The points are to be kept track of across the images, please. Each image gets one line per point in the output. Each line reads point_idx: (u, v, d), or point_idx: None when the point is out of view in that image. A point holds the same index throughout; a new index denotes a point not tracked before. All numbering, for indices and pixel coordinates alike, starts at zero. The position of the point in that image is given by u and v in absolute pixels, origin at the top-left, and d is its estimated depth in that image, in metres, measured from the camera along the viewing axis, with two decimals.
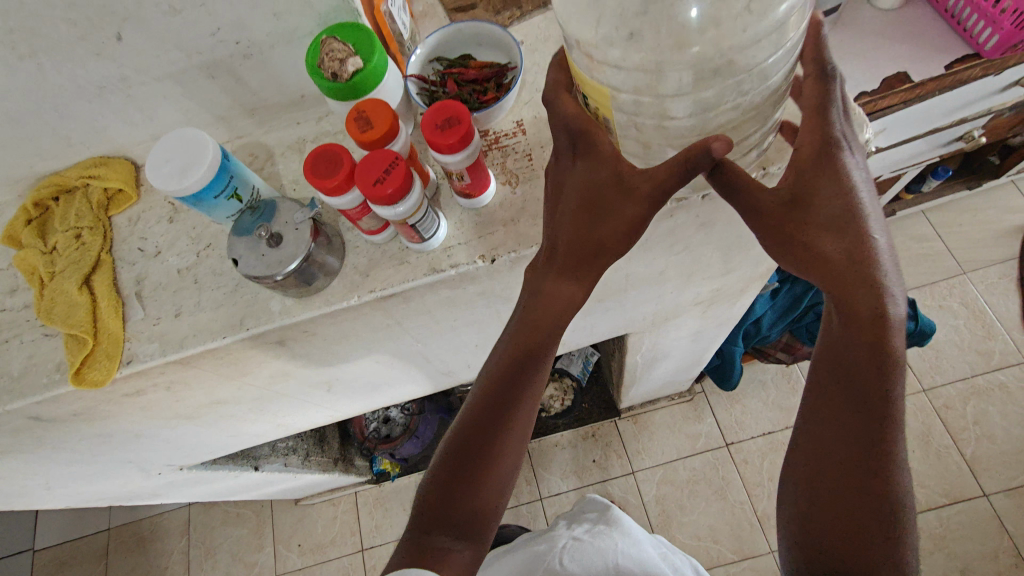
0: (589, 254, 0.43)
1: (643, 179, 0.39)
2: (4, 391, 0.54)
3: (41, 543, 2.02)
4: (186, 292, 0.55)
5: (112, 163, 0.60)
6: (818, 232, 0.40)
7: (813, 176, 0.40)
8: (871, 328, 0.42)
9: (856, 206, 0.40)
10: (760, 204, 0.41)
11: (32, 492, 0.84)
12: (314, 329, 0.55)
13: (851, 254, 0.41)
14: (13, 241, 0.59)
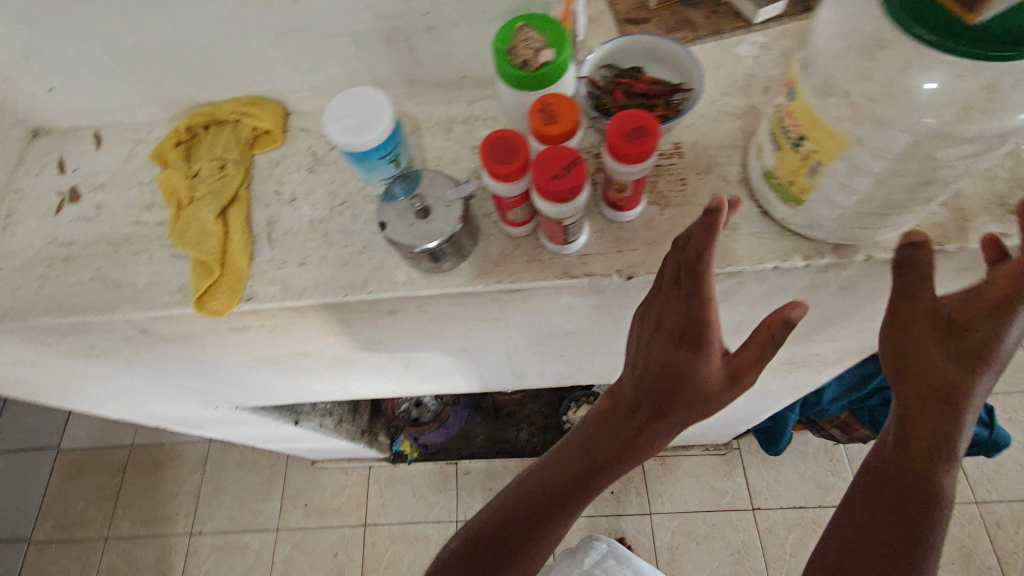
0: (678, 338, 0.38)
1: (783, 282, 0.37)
2: (127, 300, 0.55)
3: (65, 443, 2.10)
4: (313, 243, 0.56)
5: (265, 104, 0.61)
6: (952, 373, 0.36)
7: (963, 318, 0.37)
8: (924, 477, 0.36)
9: (972, 345, 0.36)
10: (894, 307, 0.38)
11: (100, 398, 0.87)
12: (426, 306, 0.55)
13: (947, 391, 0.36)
14: (159, 160, 0.61)
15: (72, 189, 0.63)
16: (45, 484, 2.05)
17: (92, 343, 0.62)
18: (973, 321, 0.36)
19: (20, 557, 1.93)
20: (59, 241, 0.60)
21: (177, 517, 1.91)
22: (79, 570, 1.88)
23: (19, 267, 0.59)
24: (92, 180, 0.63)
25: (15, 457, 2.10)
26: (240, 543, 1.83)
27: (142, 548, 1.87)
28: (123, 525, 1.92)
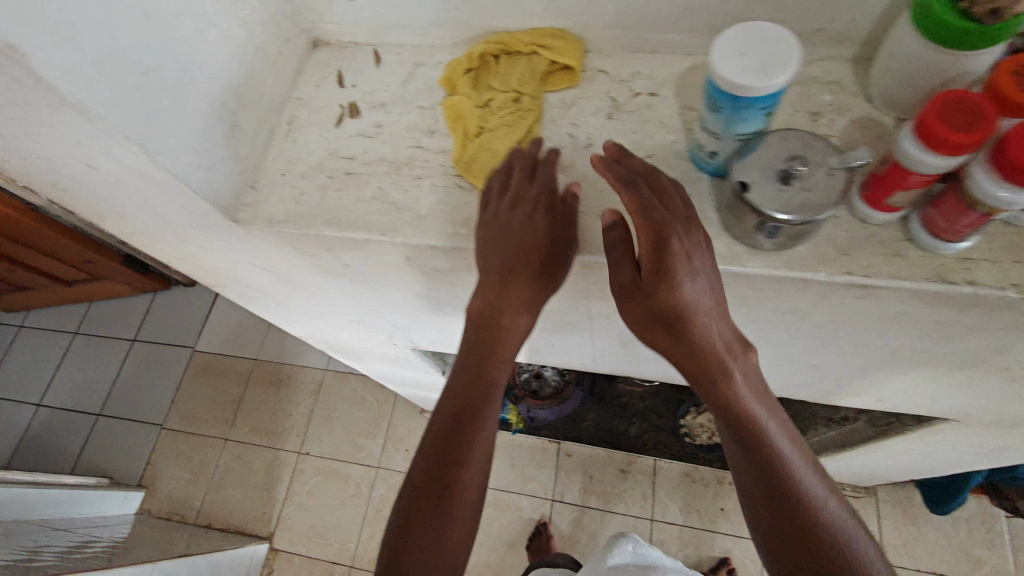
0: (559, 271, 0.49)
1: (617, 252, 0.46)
2: (411, 225, 0.54)
3: (201, 346, 2.28)
4: (613, 196, 0.51)
5: (568, 38, 0.56)
6: (669, 306, 0.43)
7: (650, 267, 0.43)
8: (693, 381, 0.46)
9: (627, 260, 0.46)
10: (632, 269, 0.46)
11: (300, 314, 0.90)
12: (731, 285, 0.49)
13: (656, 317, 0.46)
14: (447, 84, 0.59)
15: (352, 103, 0.62)
16: (179, 378, 2.24)
17: (349, 262, 0.61)
18: (677, 260, 0.42)
19: (153, 439, 2.14)
20: (340, 156, 0.59)
21: (289, 434, 2.03)
22: (200, 462, 2.05)
23: (302, 176, 0.59)
24: (371, 98, 0.62)
25: (157, 350, 2.31)
26: (343, 472, 1.92)
27: (256, 456, 2.01)
28: (241, 431, 2.07)
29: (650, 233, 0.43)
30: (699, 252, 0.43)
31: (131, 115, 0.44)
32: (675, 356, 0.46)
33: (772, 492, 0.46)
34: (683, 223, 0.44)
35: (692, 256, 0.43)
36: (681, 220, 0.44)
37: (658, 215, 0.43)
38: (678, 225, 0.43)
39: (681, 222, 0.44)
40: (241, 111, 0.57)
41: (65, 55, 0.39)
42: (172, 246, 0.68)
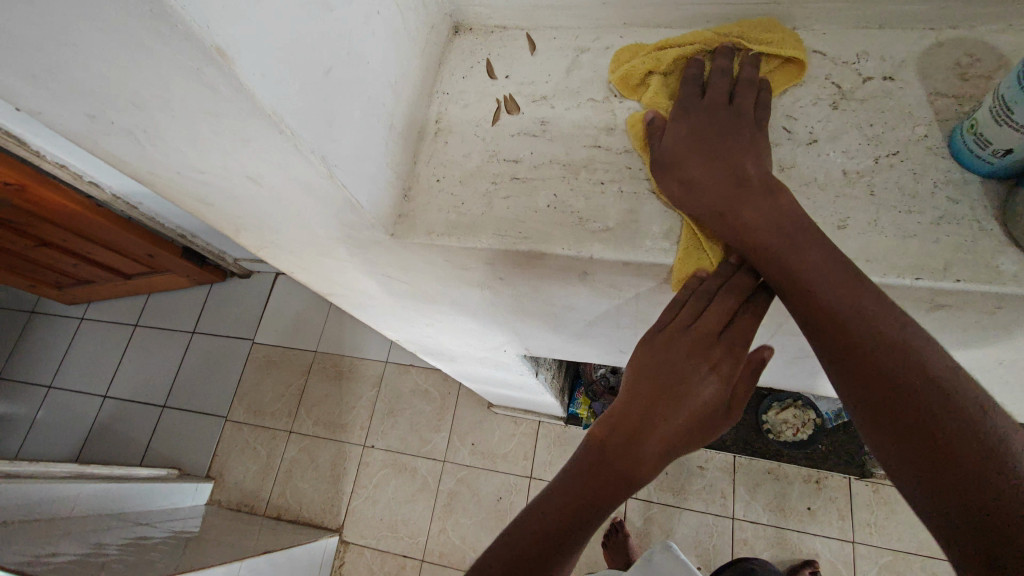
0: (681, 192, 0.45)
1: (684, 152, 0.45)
2: (599, 237, 0.47)
3: (260, 338, 2.28)
4: (852, 202, 0.43)
5: (784, 31, 0.48)
6: (690, 206, 0.44)
7: (723, 174, 0.44)
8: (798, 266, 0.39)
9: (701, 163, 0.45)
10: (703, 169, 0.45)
11: (410, 322, 0.85)
12: (1004, 310, 0.41)
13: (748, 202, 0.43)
14: (631, 91, 0.52)
15: (509, 98, 0.55)
16: (240, 370, 2.25)
17: (508, 275, 0.55)
18: (686, 160, 0.45)
19: (218, 430, 2.16)
20: (503, 158, 0.53)
21: (353, 427, 2.02)
22: (267, 454, 2.07)
23: (460, 181, 0.53)
24: (531, 91, 0.55)
25: (217, 342, 2.32)
26: (410, 466, 1.90)
27: (322, 448, 2.01)
28: (306, 424, 2.08)
29: (677, 152, 0.46)
30: (716, 151, 0.45)
31: (314, 123, 0.39)
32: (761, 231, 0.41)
33: (866, 373, 0.36)
34: (699, 131, 0.46)
35: (709, 160, 0.45)
36: (693, 128, 0.47)
37: (678, 134, 0.47)
38: (684, 131, 0.47)
39: (699, 133, 0.46)
40: (395, 110, 0.51)
41: (264, 58, 0.33)
42: (302, 257, 0.63)
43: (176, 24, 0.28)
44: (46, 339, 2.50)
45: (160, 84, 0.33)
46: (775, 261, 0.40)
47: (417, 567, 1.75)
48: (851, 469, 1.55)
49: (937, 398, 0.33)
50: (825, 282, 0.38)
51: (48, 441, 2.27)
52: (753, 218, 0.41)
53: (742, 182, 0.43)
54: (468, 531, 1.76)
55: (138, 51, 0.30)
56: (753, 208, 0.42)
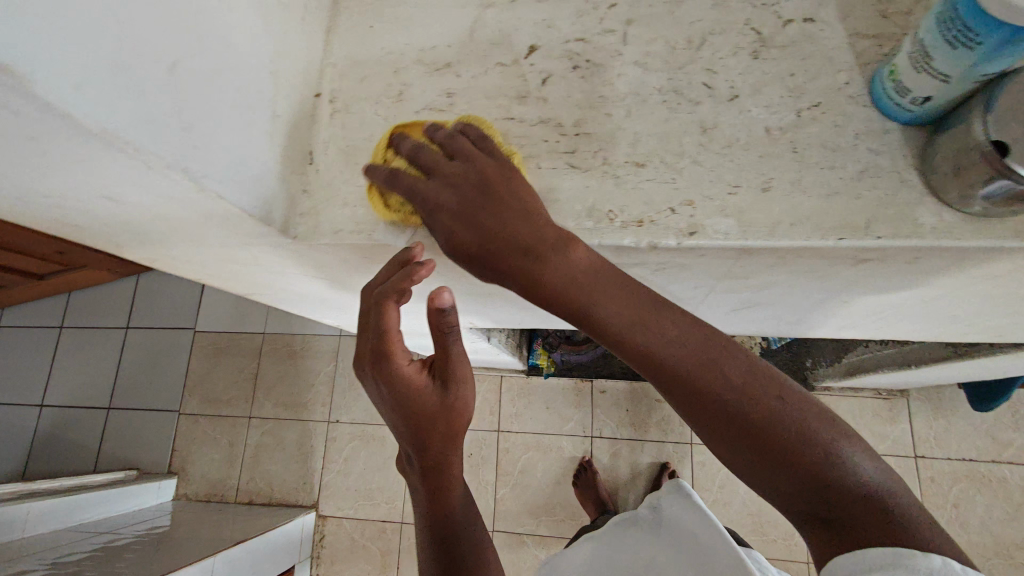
0: (526, 267, 0.36)
1: (491, 220, 0.37)
2: None
3: (202, 325, 2.17)
4: (775, 162, 0.41)
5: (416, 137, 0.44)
6: (527, 272, 0.36)
7: (508, 228, 0.36)
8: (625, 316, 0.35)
9: (517, 222, 0.37)
10: (504, 235, 0.36)
11: (346, 310, 0.80)
12: (918, 262, 0.40)
13: (545, 265, 0.36)
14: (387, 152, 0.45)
15: None
16: (186, 361, 2.14)
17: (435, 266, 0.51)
18: (461, 197, 0.38)
19: (173, 425, 2.07)
20: None
21: (315, 404, 1.98)
22: (229, 443, 2.01)
23: (365, 170, 0.47)
24: (433, 58, 0.49)
25: (156, 335, 2.19)
26: (378, 435, 1.90)
27: (286, 429, 1.98)
28: (265, 407, 2.02)
29: (487, 218, 0.37)
30: (516, 225, 0.37)
31: (167, 132, 0.33)
32: (572, 273, 0.36)
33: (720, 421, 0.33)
34: (477, 189, 0.38)
35: (498, 210, 0.37)
36: (474, 189, 0.38)
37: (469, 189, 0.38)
38: (478, 190, 0.38)
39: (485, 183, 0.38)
40: (278, 94, 0.44)
41: (75, 65, 0.27)
42: (202, 264, 0.56)
43: None
44: None
45: None
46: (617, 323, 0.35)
47: (397, 529, 1.79)
48: None
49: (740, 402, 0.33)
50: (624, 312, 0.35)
51: None
52: (549, 267, 0.36)
53: (529, 237, 0.36)
54: None
55: None
56: (556, 268, 0.36)
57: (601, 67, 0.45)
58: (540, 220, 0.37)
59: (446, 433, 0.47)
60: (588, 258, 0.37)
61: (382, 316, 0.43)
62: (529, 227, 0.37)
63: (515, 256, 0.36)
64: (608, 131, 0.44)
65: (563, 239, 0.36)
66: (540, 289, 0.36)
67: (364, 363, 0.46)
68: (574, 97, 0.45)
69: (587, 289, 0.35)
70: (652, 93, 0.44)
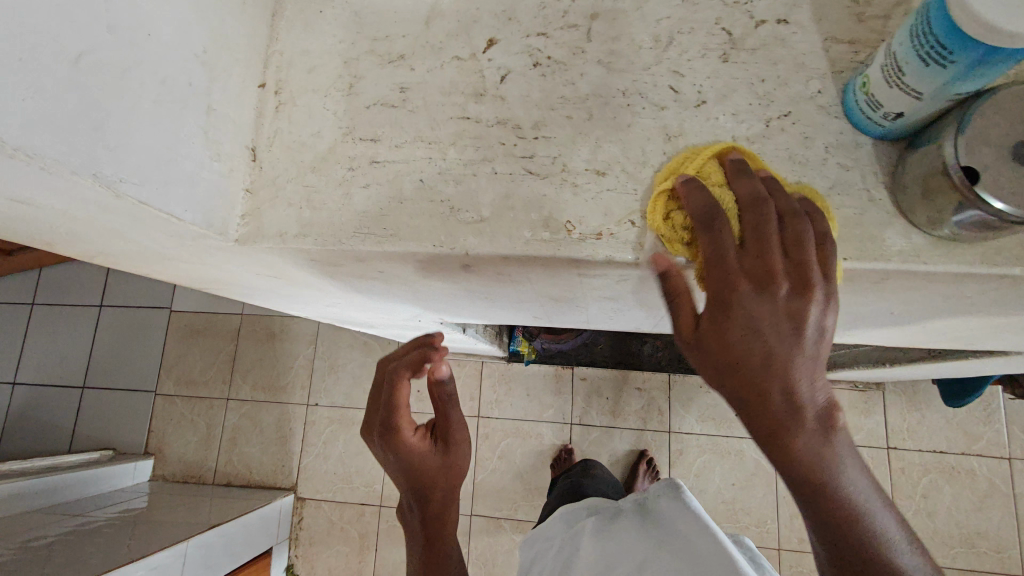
0: (722, 316, 0.33)
1: (725, 266, 0.33)
2: (471, 229, 0.41)
3: (178, 305, 2.12)
4: None
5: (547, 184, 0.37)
6: (733, 320, 0.32)
7: (733, 284, 0.33)
8: (791, 402, 0.32)
9: (743, 273, 0.33)
10: (731, 279, 0.33)
11: (310, 304, 0.77)
12: (885, 283, 0.39)
13: (755, 322, 0.32)
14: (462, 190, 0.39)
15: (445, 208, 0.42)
16: (162, 341, 2.10)
17: (388, 270, 0.48)
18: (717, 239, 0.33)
19: (149, 405, 2.05)
20: (357, 138, 0.45)
21: (295, 387, 1.97)
22: (207, 425, 1.99)
23: (311, 169, 0.45)
24: (385, 48, 0.45)
25: (131, 314, 2.14)
26: (357, 419, 1.89)
27: (264, 412, 1.96)
28: (243, 389, 2.00)
29: (721, 262, 0.33)
30: (745, 279, 0.33)
31: (73, 134, 0.30)
32: (768, 339, 0.32)
33: (831, 531, 0.32)
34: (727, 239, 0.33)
35: (729, 263, 0.33)
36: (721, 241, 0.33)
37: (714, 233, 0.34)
38: (725, 237, 0.33)
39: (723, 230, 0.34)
40: (213, 87, 0.41)
41: None
42: (144, 262, 0.53)
43: None
44: None
45: None
46: (783, 403, 0.32)
47: (375, 512, 1.79)
48: None
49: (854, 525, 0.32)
50: (794, 398, 0.32)
51: None
52: (751, 327, 0.32)
53: (752, 295, 0.32)
54: None
55: None
56: (747, 329, 0.32)
57: (563, 65, 0.42)
58: (763, 278, 0.33)
59: (446, 489, 0.59)
60: (828, 392, 0.32)
61: (395, 391, 0.57)
62: (749, 284, 0.32)
63: (732, 302, 0.32)
64: (568, 135, 0.41)
65: (810, 359, 0.32)
66: (751, 360, 0.32)
67: (375, 439, 0.59)
68: (533, 97, 0.42)
69: (775, 359, 0.32)
70: (614, 95, 0.41)
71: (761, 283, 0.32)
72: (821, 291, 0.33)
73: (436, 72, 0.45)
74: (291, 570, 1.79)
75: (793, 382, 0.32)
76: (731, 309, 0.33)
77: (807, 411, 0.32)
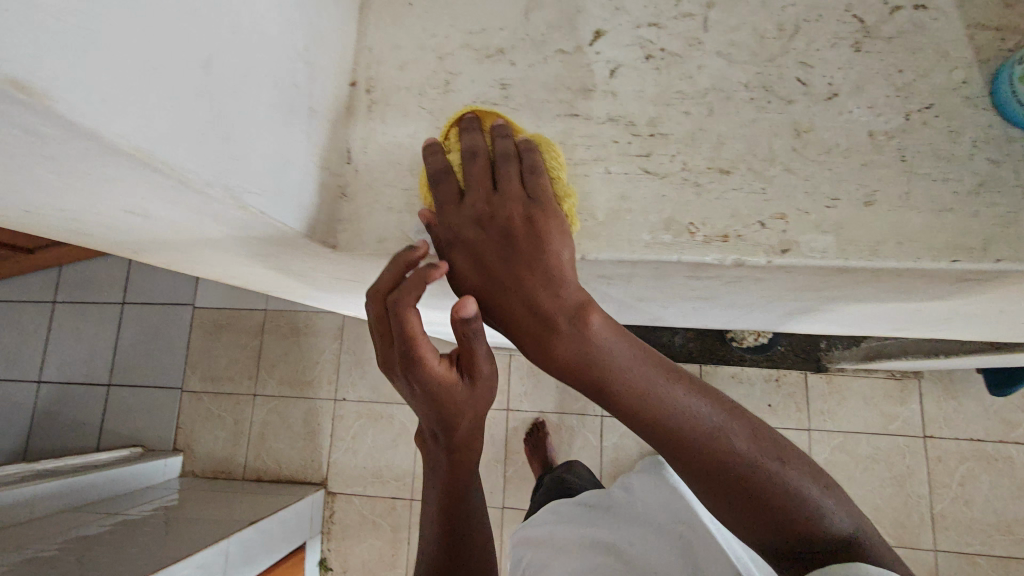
0: (490, 275, 0.35)
1: (462, 220, 0.36)
2: (586, 234, 0.39)
3: (201, 301, 2.11)
4: (879, 172, 0.36)
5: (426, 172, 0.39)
6: (498, 274, 0.35)
7: (494, 239, 0.35)
8: (565, 334, 0.33)
9: (484, 221, 0.35)
10: (477, 233, 0.35)
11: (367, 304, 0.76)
12: None
13: (505, 265, 0.34)
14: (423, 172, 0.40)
15: None
16: (186, 337, 2.09)
17: None
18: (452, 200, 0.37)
19: (175, 402, 2.05)
20: None
21: (321, 382, 1.96)
22: (234, 420, 1.99)
23: (410, 171, 0.43)
24: (482, 43, 0.43)
25: (154, 311, 2.14)
26: (386, 413, 1.89)
27: (292, 407, 1.96)
28: (269, 385, 2.00)
29: (464, 217, 0.36)
30: (473, 225, 0.35)
31: (207, 146, 0.29)
32: (510, 279, 0.34)
33: (664, 443, 0.33)
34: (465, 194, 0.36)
35: (471, 211, 0.36)
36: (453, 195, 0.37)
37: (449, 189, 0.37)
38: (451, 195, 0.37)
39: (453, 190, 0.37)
40: (312, 86, 0.39)
41: (102, 76, 0.22)
42: (221, 267, 0.51)
43: None
44: None
45: None
46: (563, 333, 0.33)
47: (406, 505, 1.80)
48: (809, 366, 1.56)
49: (679, 426, 0.32)
50: (562, 324, 0.33)
51: None
52: (509, 272, 0.34)
53: (497, 241, 0.35)
54: None
55: None
56: (504, 274, 0.34)
57: (678, 58, 0.40)
58: (494, 217, 0.35)
59: (473, 429, 0.41)
60: (575, 296, 0.34)
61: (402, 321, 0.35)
62: (498, 228, 0.35)
63: (489, 256, 0.35)
64: (687, 132, 0.39)
65: (560, 285, 0.34)
66: (522, 314, 0.34)
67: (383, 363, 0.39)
68: (647, 92, 0.40)
69: (531, 297, 0.33)
70: (736, 89, 0.39)
71: (481, 224, 0.35)
72: (533, 213, 0.35)
73: (539, 65, 0.42)
74: (324, 564, 1.81)
75: (550, 312, 0.33)
76: (494, 263, 0.35)
77: (577, 337, 0.33)
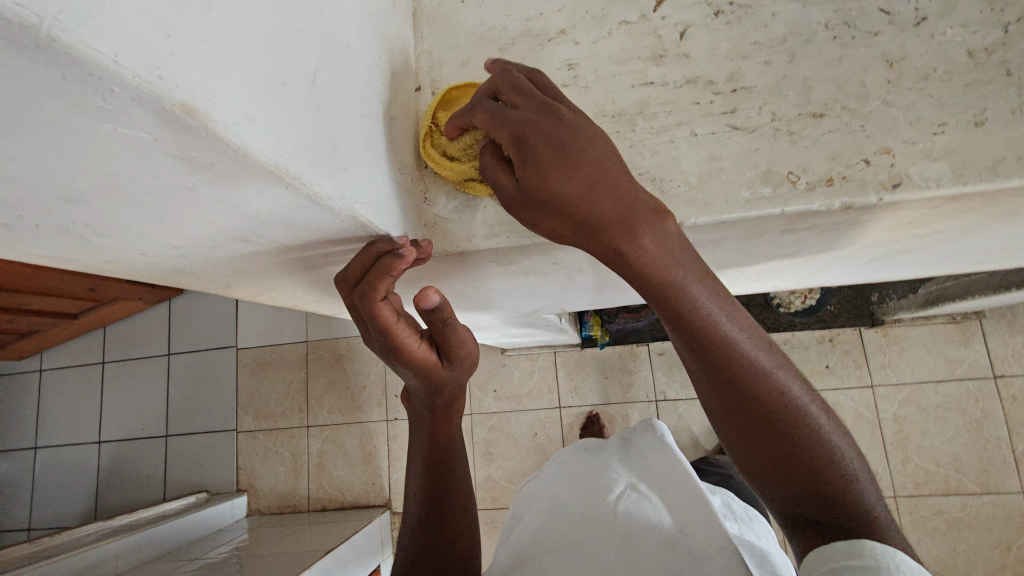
0: (562, 207, 0.32)
1: (535, 144, 0.32)
2: (681, 201, 0.38)
3: (243, 342, 2.15)
4: (983, 90, 0.35)
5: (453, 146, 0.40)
6: (565, 207, 0.32)
7: (572, 163, 0.31)
8: (653, 269, 0.32)
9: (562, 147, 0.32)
10: (550, 160, 0.32)
11: None
12: None
13: (586, 195, 0.31)
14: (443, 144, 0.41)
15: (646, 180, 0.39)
16: (234, 379, 2.13)
17: (571, 256, 0.46)
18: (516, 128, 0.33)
19: (232, 443, 2.08)
20: None
21: (371, 405, 1.97)
22: (292, 454, 2.02)
23: None
24: (541, 27, 0.43)
25: (200, 358, 2.18)
26: None
27: (346, 434, 1.97)
28: (321, 415, 2.02)
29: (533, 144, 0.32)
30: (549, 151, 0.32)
31: (324, 157, 0.29)
32: (596, 209, 0.31)
33: (719, 383, 0.35)
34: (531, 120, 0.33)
35: (545, 137, 0.32)
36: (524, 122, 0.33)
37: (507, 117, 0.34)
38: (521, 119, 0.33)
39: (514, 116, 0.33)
40: (387, 95, 0.39)
41: (243, 95, 0.23)
42: (302, 290, 0.52)
43: (114, 89, 0.17)
44: (11, 400, 2.29)
45: (106, 171, 0.22)
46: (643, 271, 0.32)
47: None
48: (862, 321, 1.52)
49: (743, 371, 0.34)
50: (653, 263, 0.32)
51: (60, 501, 2.16)
52: (589, 205, 0.31)
53: (580, 169, 0.31)
54: (512, 472, 1.76)
55: (63, 139, 0.20)
56: (592, 203, 0.31)
57: (749, 9, 0.40)
58: (583, 143, 0.32)
59: (454, 391, 0.51)
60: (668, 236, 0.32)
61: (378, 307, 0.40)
62: (589, 156, 0.32)
63: (565, 187, 0.31)
64: (770, 82, 0.38)
65: (649, 216, 0.32)
66: (611, 242, 0.32)
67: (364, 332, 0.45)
68: (721, 48, 0.40)
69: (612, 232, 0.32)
70: (816, 30, 0.38)
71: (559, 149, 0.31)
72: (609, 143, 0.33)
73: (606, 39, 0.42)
74: None
75: (643, 252, 0.32)
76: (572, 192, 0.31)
77: (662, 276, 0.32)
